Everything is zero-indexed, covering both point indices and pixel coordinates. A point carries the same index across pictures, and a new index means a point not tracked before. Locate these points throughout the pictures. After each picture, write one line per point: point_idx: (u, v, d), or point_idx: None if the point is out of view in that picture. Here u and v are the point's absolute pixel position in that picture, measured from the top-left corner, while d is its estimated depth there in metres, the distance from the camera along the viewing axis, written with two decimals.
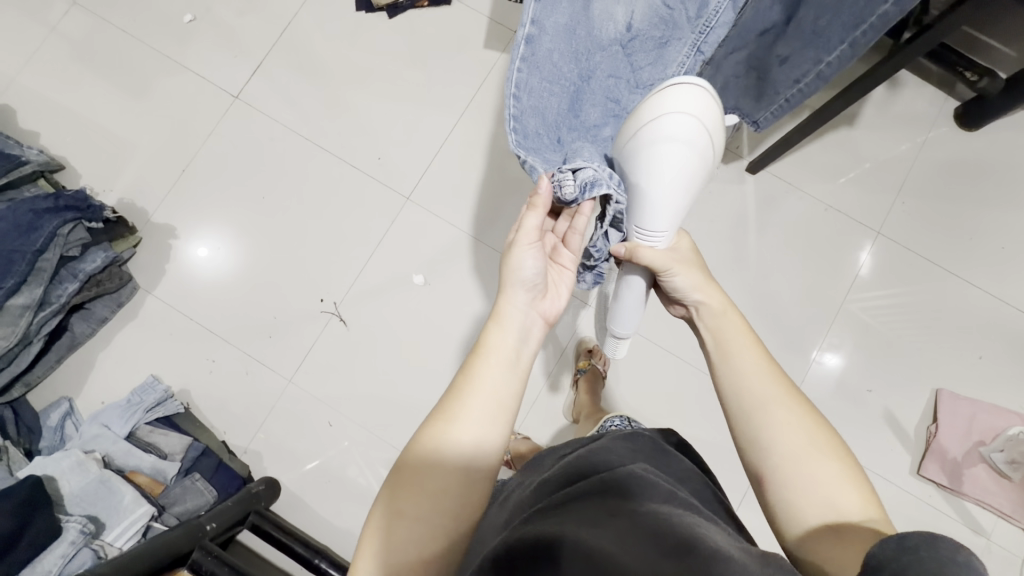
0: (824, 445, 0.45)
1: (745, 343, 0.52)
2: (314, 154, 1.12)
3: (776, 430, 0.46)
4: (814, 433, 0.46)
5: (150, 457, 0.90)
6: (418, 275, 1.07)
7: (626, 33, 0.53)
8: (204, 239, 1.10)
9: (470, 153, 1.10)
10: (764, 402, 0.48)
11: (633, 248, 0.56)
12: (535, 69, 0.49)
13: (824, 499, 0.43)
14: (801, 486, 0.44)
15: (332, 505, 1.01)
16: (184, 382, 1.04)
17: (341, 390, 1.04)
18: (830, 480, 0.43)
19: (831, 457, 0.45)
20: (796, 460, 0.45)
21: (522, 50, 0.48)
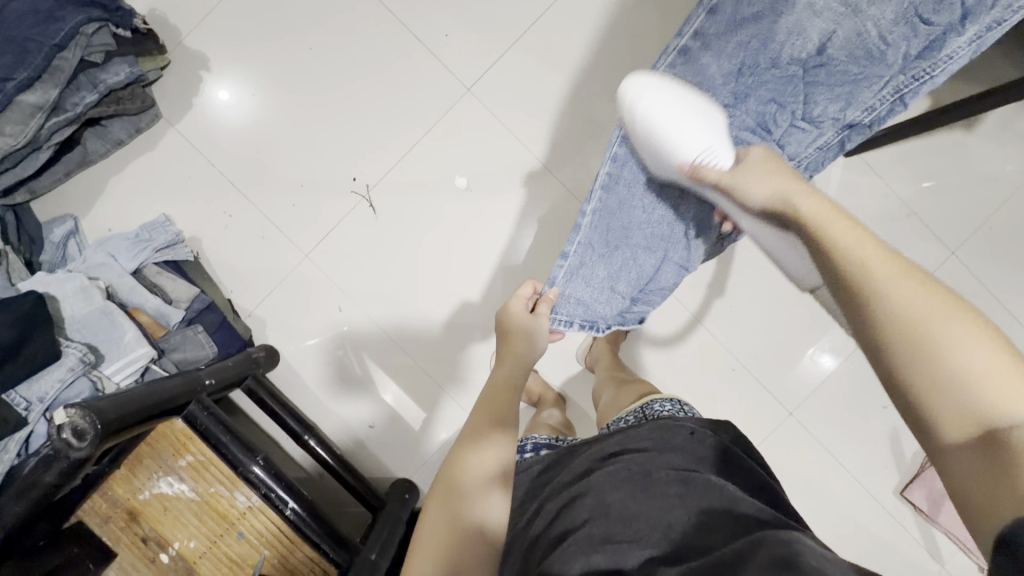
0: (983, 329, 0.36)
1: (847, 226, 0.47)
2: (375, 12, 0.98)
3: (897, 302, 0.39)
4: (954, 314, 0.37)
5: (155, 299, 0.86)
6: (462, 178, 0.99)
7: (816, 55, 0.61)
8: (226, 81, 0.99)
9: (548, 56, 0.98)
10: (869, 288, 0.41)
11: (698, 166, 0.58)
12: (684, 76, 0.61)
13: (966, 400, 0.34)
14: (934, 375, 0.36)
15: (327, 387, 1.00)
16: (196, 230, 0.99)
17: (358, 276, 1.00)
18: (981, 368, 0.35)
19: (1010, 360, 0.35)
20: (941, 333, 0.36)
21: (675, 56, 0.60)
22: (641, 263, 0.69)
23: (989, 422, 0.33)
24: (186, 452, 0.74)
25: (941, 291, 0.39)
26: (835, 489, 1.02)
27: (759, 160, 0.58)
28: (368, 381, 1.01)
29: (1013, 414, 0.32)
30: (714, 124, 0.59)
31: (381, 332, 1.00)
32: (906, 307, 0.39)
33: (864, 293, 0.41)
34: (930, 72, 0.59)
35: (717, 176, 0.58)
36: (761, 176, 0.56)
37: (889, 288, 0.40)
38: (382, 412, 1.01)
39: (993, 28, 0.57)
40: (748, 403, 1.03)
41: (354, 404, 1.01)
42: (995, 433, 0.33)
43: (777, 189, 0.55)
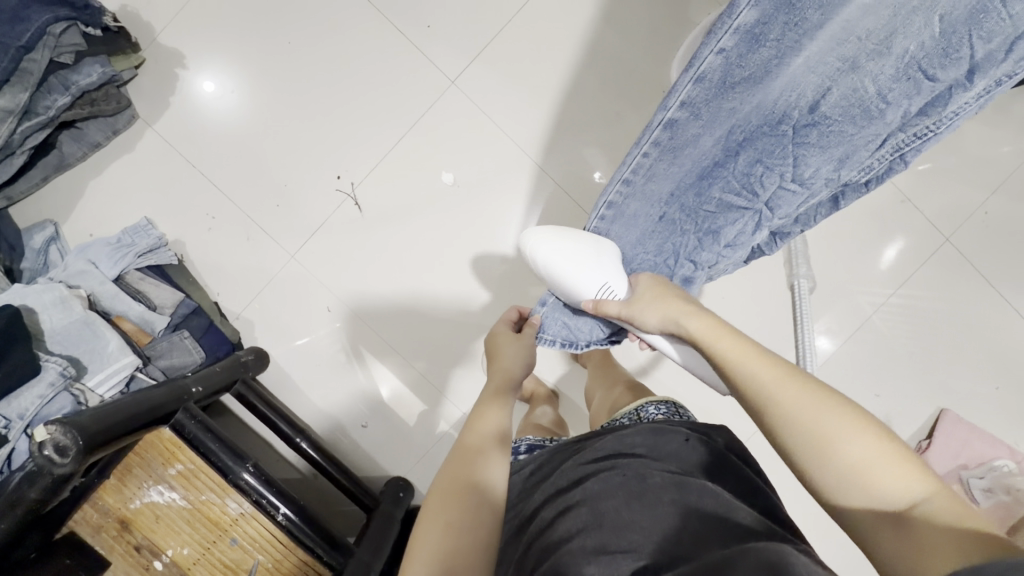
0: (854, 414, 0.42)
1: (723, 329, 0.52)
2: (356, 3, 0.95)
3: (777, 399, 0.45)
4: (841, 412, 0.42)
5: (139, 306, 0.85)
6: (448, 173, 0.97)
7: (808, 117, 0.56)
8: (213, 75, 0.96)
9: (536, 45, 0.95)
10: (760, 404, 0.46)
11: None
12: (666, 152, 0.60)
13: (871, 490, 0.39)
14: (833, 469, 0.41)
15: (319, 389, 1.00)
16: (180, 232, 0.97)
17: (344, 275, 0.99)
18: (871, 457, 0.40)
19: (869, 425, 0.41)
20: (844, 444, 0.41)
21: (659, 130, 0.58)
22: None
23: (896, 506, 0.38)
24: (175, 461, 0.73)
25: (823, 391, 0.44)
26: None
27: (648, 288, 0.61)
28: (360, 382, 1.00)
29: (912, 491, 0.38)
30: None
31: (371, 332, 0.99)
32: (795, 413, 0.44)
33: (771, 413, 0.45)
34: (936, 129, 0.53)
35: (616, 310, 0.60)
36: (652, 297, 0.59)
37: (777, 393, 0.45)
38: (375, 412, 1.00)
39: (1006, 80, 0.49)
40: (741, 393, 1.03)
41: (346, 404, 1.00)
42: (908, 510, 0.38)
43: (665, 312, 0.57)
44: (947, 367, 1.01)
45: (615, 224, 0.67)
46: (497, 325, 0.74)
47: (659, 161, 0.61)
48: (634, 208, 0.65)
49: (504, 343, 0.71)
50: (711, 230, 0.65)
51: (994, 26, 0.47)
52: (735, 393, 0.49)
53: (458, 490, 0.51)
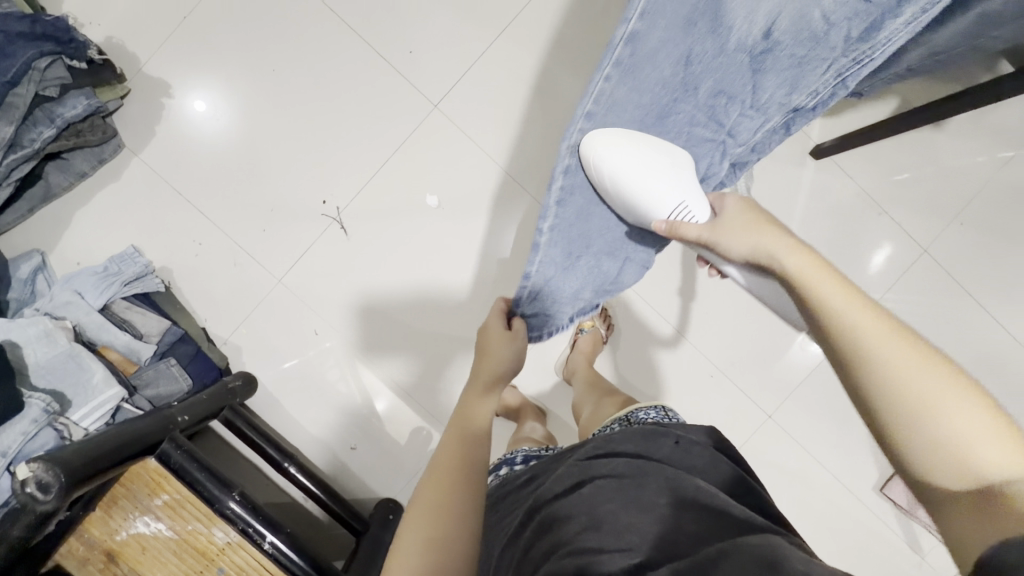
0: (963, 378, 0.38)
1: (822, 272, 0.46)
2: (340, 31, 0.97)
3: (882, 368, 0.39)
4: (949, 377, 0.38)
5: (125, 336, 0.85)
6: (433, 196, 0.98)
7: (762, 42, 0.54)
8: (203, 103, 0.97)
9: (517, 68, 0.97)
10: (860, 356, 0.40)
11: (673, 226, 0.56)
12: (626, 75, 0.50)
13: (951, 456, 0.36)
14: (930, 448, 0.36)
15: (307, 412, 1.00)
16: (166, 259, 0.97)
17: (331, 298, 0.99)
18: (971, 428, 0.36)
19: (971, 389, 0.37)
20: (906, 378, 0.38)
21: (620, 51, 0.48)
22: (603, 267, 0.64)
23: (984, 476, 0.34)
24: (161, 491, 0.73)
25: (926, 347, 0.40)
26: (815, 487, 1.04)
27: (738, 210, 0.55)
28: (350, 403, 1.00)
29: (996, 466, 0.34)
30: (678, 184, 0.56)
31: (359, 354, 1.00)
32: (891, 377, 0.38)
33: (852, 368, 0.41)
34: (871, 54, 0.55)
35: (697, 234, 0.55)
36: (739, 229, 0.53)
37: (879, 351, 0.39)
38: (364, 434, 1.01)
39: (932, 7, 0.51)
40: (728, 407, 1.04)
41: (336, 427, 1.00)
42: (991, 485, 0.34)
43: (755, 239, 0.51)
44: None
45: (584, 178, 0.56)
46: (491, 315, 0.66)
47: (618, 88, 0.50)
48: (601, 153, 0.54)
49: (498, 339, 0.65)
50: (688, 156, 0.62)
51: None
52: (813, 324, 0.45)
53: (451, 482, 0.52)
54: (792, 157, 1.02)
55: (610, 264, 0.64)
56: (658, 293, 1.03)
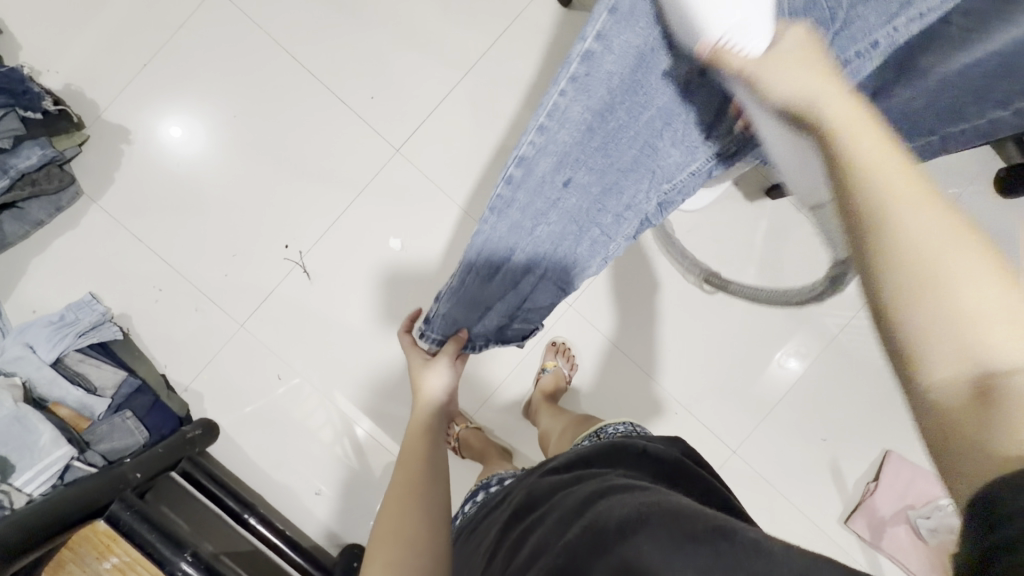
0: (1000, 274, 0.25)
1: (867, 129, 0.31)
2: (300, 77, 0.97)
3: (906, 232, 0.27)
4: (982, 271, 0.26)
5: (77, 391, 0.84)
6: (396, 238, 0.99)
7: (682, 95, 0.50)
8: (179, 124, 0.97)
9: (477, 113, 0.99)
10: (893, 232, 0.27)
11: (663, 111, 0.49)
12: (582, 93, 0.46)
13: (959, 333, 0.25)
14: (937, 316, 0.26)
15: (271, 457, 0.99)
16: (125, 306, 0.96)
17: (294, 342, 0.99)
18: (985, 305, 0.25)
19: (1009, 286, 0.25)
20: (919, 245, 0.27)
21: (574, 68, 0.44)
22: (520, 285, 0.59)
23: (991, 366, 0.24)
24: (110, 553, 0.72)
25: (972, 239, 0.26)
26: (781, 521, 1.04)
27: (797, 44, 0.36)
28: (314, 447, 0.99)
29: (1012, 354, 0.24)
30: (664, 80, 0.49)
31: (323, 397, 0.99)
32: (903, 222, 0.27)
33: (879, 231, 0.27)
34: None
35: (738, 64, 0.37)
36: (786, 70, 0.34)
37: (909, 217, 0.27)
38: (329, 478, 0.99)
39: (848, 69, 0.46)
40: (694, 444, 1.04)
41: (300, 472, 0.99)
42: (1000, 390, 0.24)
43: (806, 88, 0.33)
44: (889, 410, 1.04)
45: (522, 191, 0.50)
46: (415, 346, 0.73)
47: (574, 105, 0.46)
48: (545, 168, 0.49)
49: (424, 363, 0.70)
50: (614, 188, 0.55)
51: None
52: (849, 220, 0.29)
53: (411, 471, 0.59)
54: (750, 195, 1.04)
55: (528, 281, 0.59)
56: (623, 330, 1.04)
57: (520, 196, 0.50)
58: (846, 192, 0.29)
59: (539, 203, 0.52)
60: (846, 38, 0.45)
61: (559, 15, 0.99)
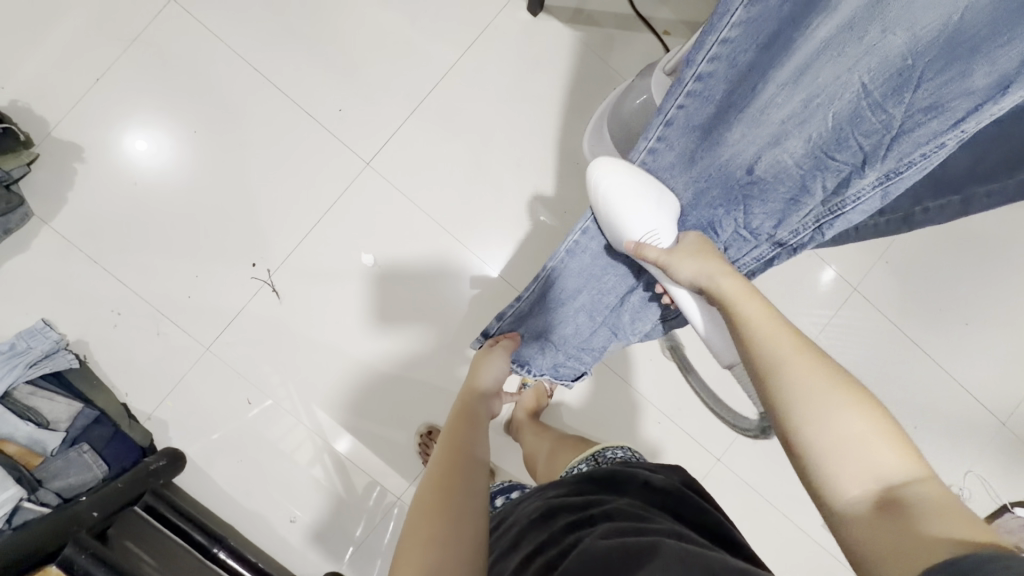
0: (875, 410, 0.38)
1: (761, 313, 0.47)
2: (266, 90, 0.94)
3: (796, 385, 0.40)
4: (870, 415, 0.38)
5: (29, 425, 0.79)
6: (369, 254, 0.96)
7: (748, 174, 0.55)
8: (143, 137, 0.93)
9: (449, 125, 0.97)
10: (773, 382, 0.42)
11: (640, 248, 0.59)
12: (655, 154, 0.58)
13: (863, 462, 0.36)
14: (844, 458, 0.36)
15: (242, 486, 0.94)
16: (81, 332, 0.91)
17: (264, 365, 0.95)
18: (862, 437, 0.36)
19: (877, 415, 0.38)
20: (804, 395, 0.40)
21: (650, 141, 0.57)
22: (577, 324, 0.73)
23: (886, 482, 0.35)
24: None
25: (845, 378, 0.40)
26: (768, 529, 1.04)
27: (694, 244, 0.58)
28: (288, 473, 0.95)
29: (894, 472, 0.35)
30: (649, 211, 0.57)
31: (296, 421, 0.96)
32: (798, 386, 0.40)
33: (775, 385, 0.41)
34: (841, 208, 0.51)
35: (655, 255, 0.58)
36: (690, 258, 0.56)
37: (793, 373, 0.41)
38: (304, 505, 0.95)
39: (897, 177, 0.47)
40: (678, 453, 1.03)
41: (273, 500, 0.95)
42: (897, 496, 0.34)
43: (705, 271, 0.54)
44: None
45: (594, 238, 0.65)
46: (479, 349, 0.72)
47: (649, 162, 0.58)
48: (612, 221, 0.62)
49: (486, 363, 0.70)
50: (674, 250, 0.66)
51: (950, 98, 0.42)
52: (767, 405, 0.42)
53: (451, 465, 0.54)
54: None
55: (584, 327, 0.73)
56: None
57: (593, 244, 0.66)
58: (758, 367, 0.44)
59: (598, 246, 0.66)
60: (906, 143, 0.45)
61: (530, 25, 0.98)
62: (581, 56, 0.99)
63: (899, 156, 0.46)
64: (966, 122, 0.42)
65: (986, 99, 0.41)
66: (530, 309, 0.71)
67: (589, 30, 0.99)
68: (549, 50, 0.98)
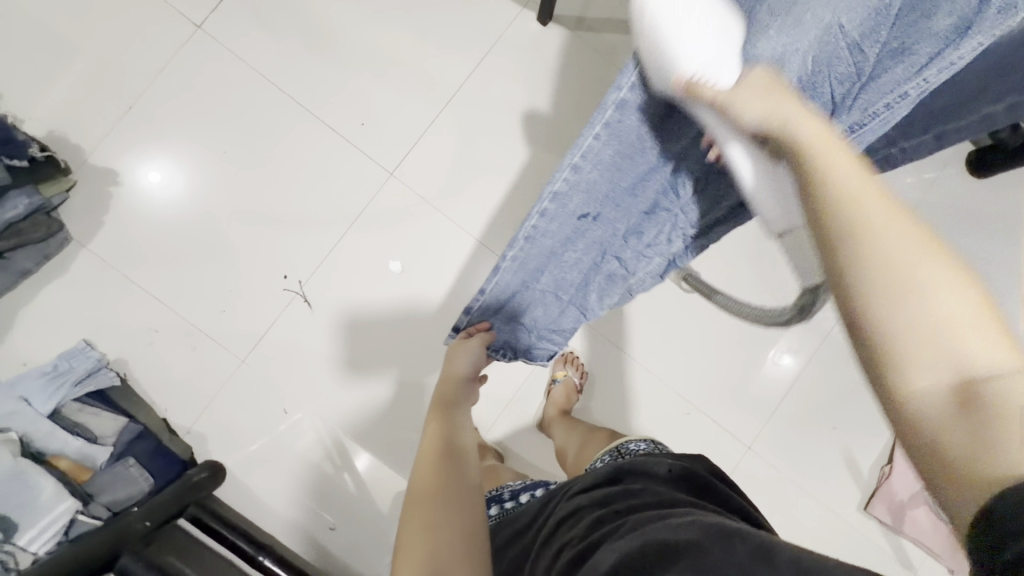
0: (974, 289, 0.29)
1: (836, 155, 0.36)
2: (290, 109, 0.98)
3: (869, 252, 0.31)
4: (967, 295, 0.29)
5: (78, 440, 0.82)
6: (395, 261, 0.98)
7: None
8: (156, 165, 0.96)
9: (466, 133, 1.00)
10: (850, 236, 0.32)
11: (694, 82, 0.46)
12: (614, 138, 0.51)
13: (945, 348, 0.28)
14: (918, 344, 0.29)
15: (281, 495, 0.95)
16: (120, 350, 0.93)
17: (298, 374, 0.97)
18: (956, 314, 0.28)
19: (983, 302, 0.29)
20: (886, 255, 0.30)
21: (608, 115, 0.49)
22: (546, 308, 0.67)
23: (972, 369, 0.27)
24: None
25: (947, 258, 0.30)
26: (802, 515, 1.04)
27: (761, 77, 0.45)
28: (325, 481, 0.96)
29: (991, 359, 0.27)
30: (715, 38, 0.47)
31: (330, 428, 0.97)
32: (877, 248, 0.31)
33: (846, 244, 0.32)
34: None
35: (711, 97, 0.46)
36: (754, 96, 0.44)
37: (879, 231, 0.31)
38: (342, 512, 0.96)
39: (860, 128, 0.49)
40: (708, 442, 1.04)
41: (312, 508, 0.96)
42: (981, 392, 0.27)
43: (773, 107, 0.42)
44: None
45: (555, 221, 0.55)
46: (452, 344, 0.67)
47: (607, 149, 0.51)
48: (577, 203, 0.54)
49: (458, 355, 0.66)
50: (636, 229, 0.61)
51: (915, 41, 0.47)
52: (827, 260, 0.33)
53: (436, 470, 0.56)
54: None
55: (554, 305, 0.67)
56: (629, 336, 1.05)
57: (552, 227, 0.56)
58: (830, 214, 0.33)
59: (564, 233, 0.58)
60: (873, 91, 0.49)
61: (540, 34, 1.02)
62: (590, 61, 1.03)
63: (864, 105, 0.49)
64: (927, 69, 0.47)
65: (946, 43, 0.46)
66: (509, 299, 0.64)
67: (597, 35, 1.03)
68: (559, 56, 1.02)
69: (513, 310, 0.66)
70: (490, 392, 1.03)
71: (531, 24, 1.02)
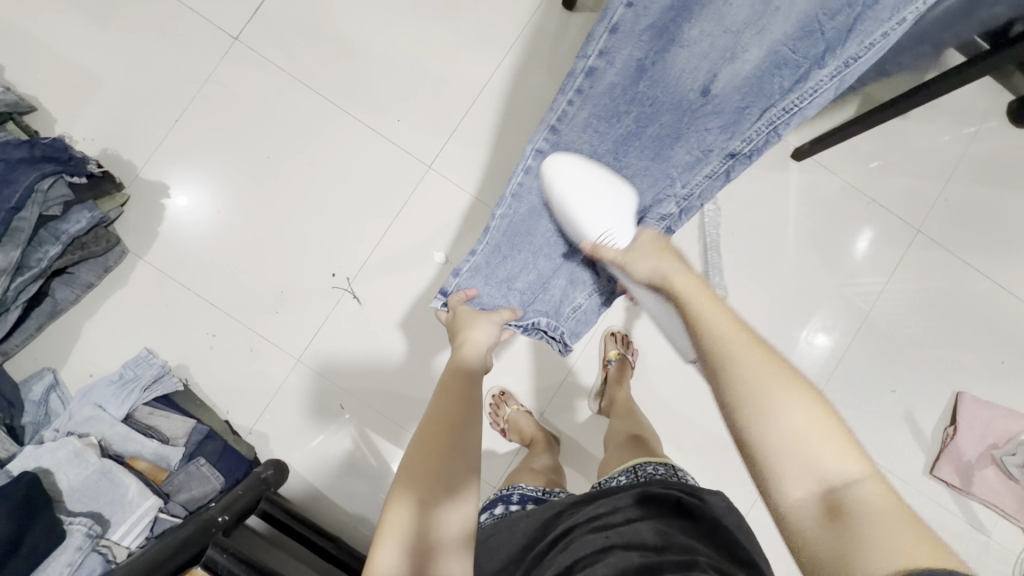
0: (814, 406, 0.39)
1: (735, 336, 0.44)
2: (328, 112, 1.00)
3: (767, 424, 0.39)
4: (823, 426, 0.38)
5: (153, 442, 0.85)
6: (439, 252, 1.00)
7: (700, 97, 0.57)
8: (182, 188, 0.98)
9: (499, 122, 1.02)
10: (753, 397, 0.40)
11: (596, 248, 0.59)
12: (588, 100, 0.55)
13: (811, 469, 0.37)
14: (802, 472, 0.37)
15: (344, 490, 0.97)
16: (181, 356, 0.96)
17: (351, 370, 0.98)
18: (810, 432, 0.38)
19: (821, 415, 0.39)
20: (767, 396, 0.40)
21: (580, 82, 0.53)
22: (538, 266, 0.67)
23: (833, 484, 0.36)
24: None
25: (813, 398, 0.40)
26: None
27: (650, 241, 0.58)
28: (386, 473, 0.97)
29: (841, 471, 0.37)
30: (610, 197, 0.60)
31: (387, 422, 0.98)
32: (773, 427, 0.39)
33: (754, 405, 0.40)
34: (801, 104, 0.54)
35: (613, 255, 0.58)
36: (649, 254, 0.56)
37: (773, 398, 0.39)
38: None
39: (855, 62, 0.51)
40: None
41: (375, 501, 0.97)
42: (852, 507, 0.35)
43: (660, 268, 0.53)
44: (952, 353, 1.03)
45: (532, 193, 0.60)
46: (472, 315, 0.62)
47: (583, 110, 0.55)
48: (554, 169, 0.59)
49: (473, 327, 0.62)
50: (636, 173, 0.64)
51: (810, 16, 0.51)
52: (724, 406, 0.41)
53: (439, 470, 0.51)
54: (775, 161, 1.03)
55: (546, 266, 0.67)
56: None
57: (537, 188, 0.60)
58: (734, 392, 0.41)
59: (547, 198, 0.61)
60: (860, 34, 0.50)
61: (564, 19, 1.03)
62: None
63: (861, 38, 0.50)
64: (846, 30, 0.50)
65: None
66: (496, 260, 0.64)
67: None
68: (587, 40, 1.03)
69: (502, 270, 0.65)
70: (541, 377, 1.03)
71: (557, 10, 1.03)
